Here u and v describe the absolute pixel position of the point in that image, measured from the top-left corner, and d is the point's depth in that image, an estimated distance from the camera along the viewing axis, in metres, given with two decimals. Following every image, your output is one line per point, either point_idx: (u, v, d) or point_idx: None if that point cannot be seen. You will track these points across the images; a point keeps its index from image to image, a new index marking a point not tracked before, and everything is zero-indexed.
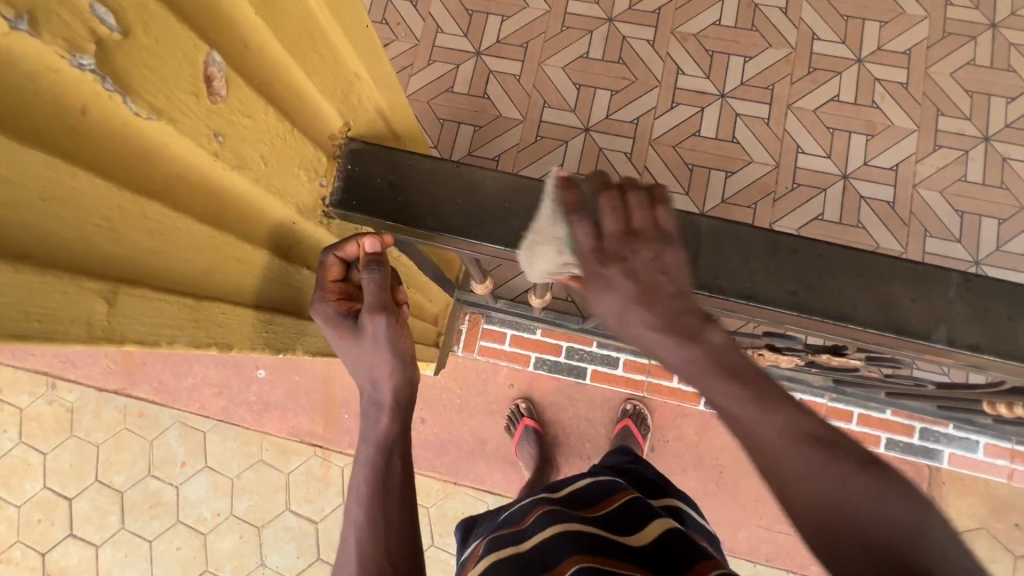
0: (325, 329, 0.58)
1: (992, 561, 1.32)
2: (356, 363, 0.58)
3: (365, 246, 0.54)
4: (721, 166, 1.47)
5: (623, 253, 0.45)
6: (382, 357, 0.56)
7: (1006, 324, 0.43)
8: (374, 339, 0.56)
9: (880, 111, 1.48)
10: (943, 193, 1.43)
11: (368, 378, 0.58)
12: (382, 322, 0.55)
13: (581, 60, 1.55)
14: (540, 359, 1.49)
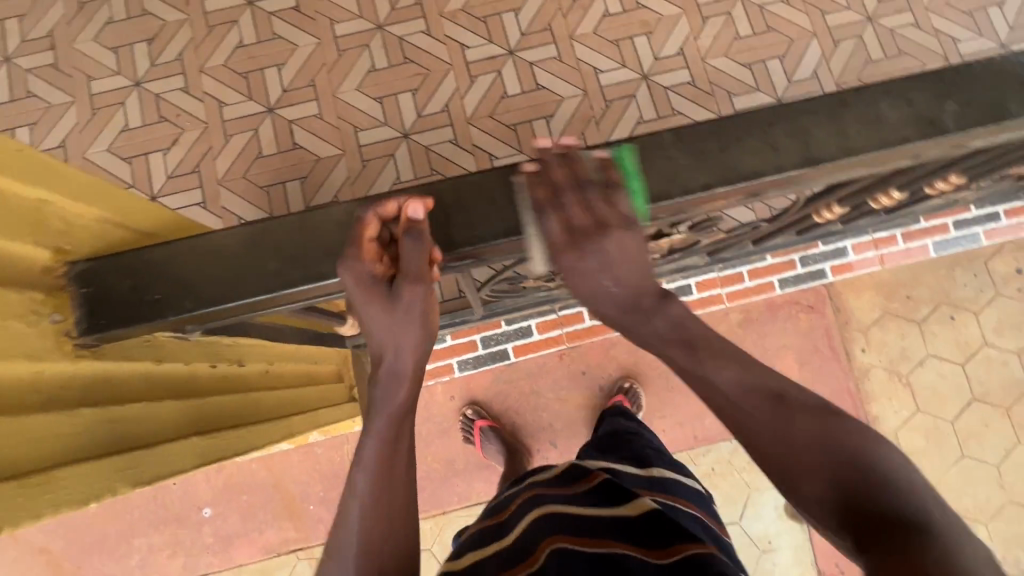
0: (354, 283, 0.55)
1: (903, 335, 1.51)
2: (382, 326, 0.57)
3: (410, 213, 0.54)
4: (539, 114, 1.52)
5: (585, 243, 0.54)
6: (413, 327, 0.58)
7: (720, 154, 0.54)
8: (412, 309, 0.56)
9: (647, 9, 1.59)
10: (729, 56, 1.57)
11: (390, 347, 0.58)
12: (422, 292, 0.56)
13: (371, 74, 1.56)
14: (462, 360, 1.50)
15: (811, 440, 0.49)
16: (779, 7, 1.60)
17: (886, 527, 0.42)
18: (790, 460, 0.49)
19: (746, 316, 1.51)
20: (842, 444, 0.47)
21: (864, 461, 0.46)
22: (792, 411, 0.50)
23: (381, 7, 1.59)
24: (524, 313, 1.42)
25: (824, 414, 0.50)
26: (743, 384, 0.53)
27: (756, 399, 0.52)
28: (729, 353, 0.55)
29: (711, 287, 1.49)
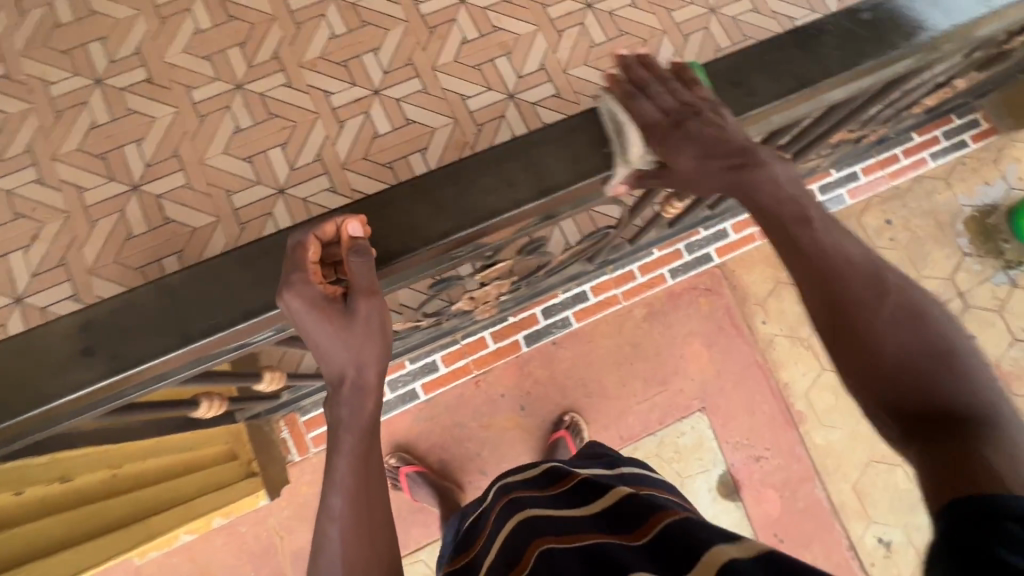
0: (301, 305, 0.57)
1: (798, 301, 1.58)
2: (339, 343, 0.57)
3: (351, 229, 0.59)
4: (414, 148, 1.53)
5: (686, 113, 0.63)
6: (372, 339, 0.58)
7: (460, 199, 0.66)
8: (366, 321, 0.58)
9: (503, 30, 1.63)
10: (588, 64, 1.62)
11: (353, 362, 0.57)
12: (377, 304, 0.58)
13: (236, 134, 1.53)
14: None
15: (902, 315, 0.50)
16: (626, 11, 1.67)
17: (944, 419, 0.45)
18: (878, 339, 0.49)
19: (650, 309, 1.55)
20: (927, 324, 0.49)
21: (948, 349, 0.48)
22: (871, 292, 0.51)
23: (239, 66, 1.58)
24: (427, 349, 1.41)
25: (915, 290, 0.51)
26: (840, 245, 0.53)
27: (848, 268, 0.52)
28: (823, 216, 0.56)
29: (606, 289, 1.53)
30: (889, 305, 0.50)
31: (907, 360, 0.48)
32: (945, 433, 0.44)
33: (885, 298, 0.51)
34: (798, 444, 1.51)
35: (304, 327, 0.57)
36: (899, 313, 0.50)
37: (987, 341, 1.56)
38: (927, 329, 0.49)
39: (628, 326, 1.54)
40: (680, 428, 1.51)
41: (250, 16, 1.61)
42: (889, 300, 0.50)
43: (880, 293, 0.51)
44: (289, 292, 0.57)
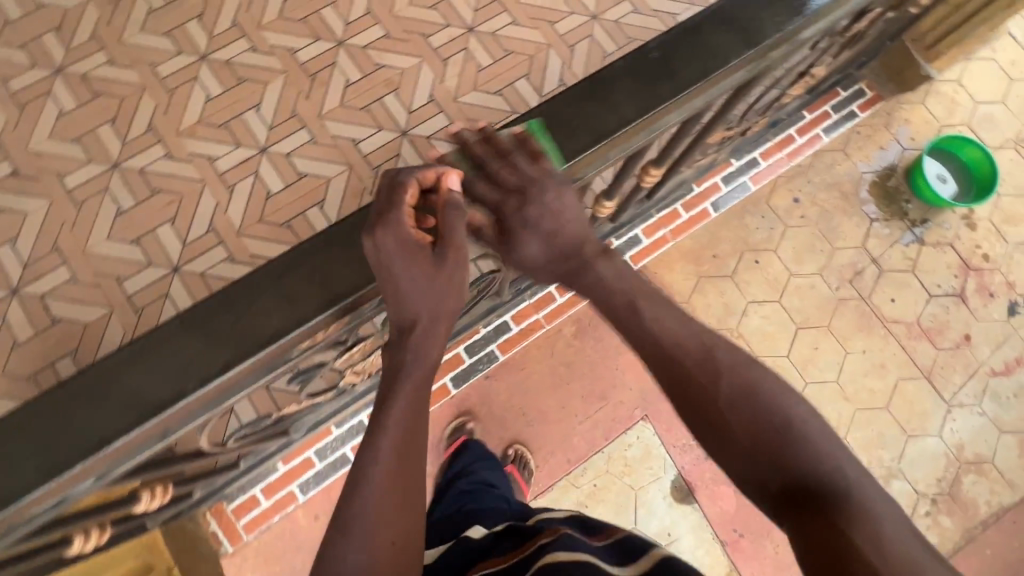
0: (391, 243, 0.64)
1: (721, 293, 1.59)
2: (419, 286, 0.65)
3: (453, 182, 0.67)
4: (311, 202, 1.49)
5: (533, 189, 0.71)
6: (452, 291, 0.67)
7: (241, 326, 0.65)
8: (451, 272, 0.66)
9: (386, 66, 1.60)
10: (478, 89, 1.60)
11: (431, 308, 0.66)
12: (462, 259, 0.66)
13: (119, 217, 1.44)
14: (304, 481, 1.31)
15: (742, 407, 0.63)
16: (509, 29, 1.66)
17: (799, 488, 0.59)
18: (730, 414, 0.63)
19: (578, 325, 1.54)
20: (761, 405, 0.63)
21: (787, 419, 0.62)
22: (722, 377, 0.65)
23: (112, 144, 1.49)
24: (352, 409, 1.31)
25: (747, 369, 0.65)
26: (683, 339, 0.68)
27: (701, 360, 0.66)
28: (669, 306, 0.71)
29: (528, 316, 1.51)
30: (737, 389, 0.64)
31: (760, 445, 0.61)
32: (800, 506, 0.58)
33: (733, 381, 0.65)
34: None
35: (388, 266, 0.64)
36: (743, 394, 0.64)
37: (905, 302, 1.60)
38: (770, 402, 0.63)
39: (559, 346, 1.52)
40: (626, 440, 1.50)
41: (118, 90, 1.53)
42: (733, 381, 0.65)
43: (729, 380, 0.65)
44: (383, 228, 0.64)
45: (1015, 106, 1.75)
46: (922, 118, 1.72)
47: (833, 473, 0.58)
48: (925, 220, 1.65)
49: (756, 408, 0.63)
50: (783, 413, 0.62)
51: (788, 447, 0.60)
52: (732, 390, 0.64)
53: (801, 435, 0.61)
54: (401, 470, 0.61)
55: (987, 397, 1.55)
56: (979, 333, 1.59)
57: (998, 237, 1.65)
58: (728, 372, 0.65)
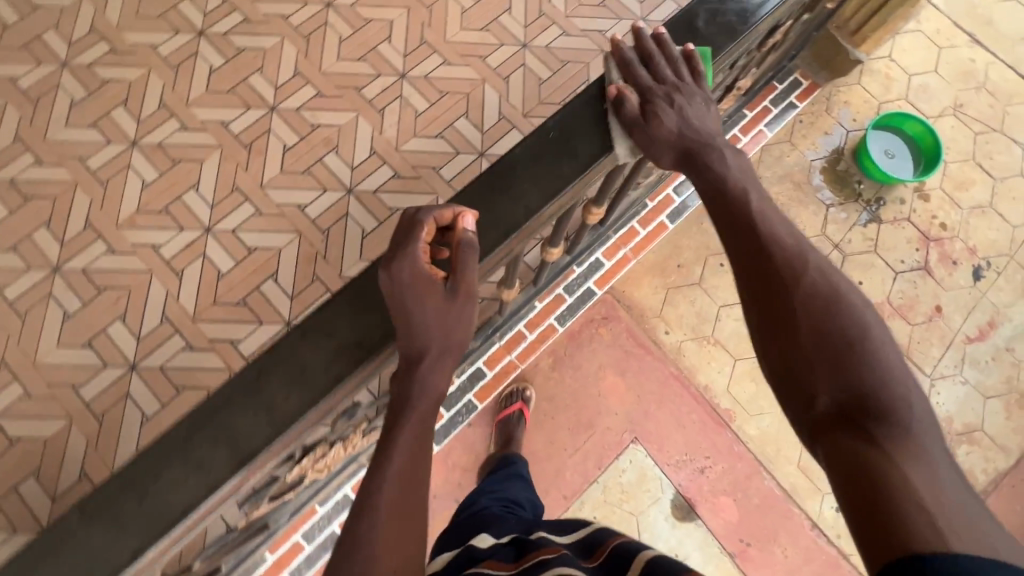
0: (406, 276, 0.67)
1: (692, 302, 1.59)
2: (430, 325, 0.67)
3: (466, 224, 0.70)
4: (264, 276, 1.45)
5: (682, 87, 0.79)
6: (461, 328, 0.69)
7: (152, 504, 0.63)
8: (461, 311, 0.69)
9: (323, 125, 1.57)
10: (418, 135, 1.58)
11: (442, 340, 0.68)
12: (471, 302, 0.69)
13: (66, 322, 1.39)
14: (295, 567, 1.26)
15: (827, 302, 0.61)
16: (441, 69, 1.64)
17: (866, 398, 0.56)
18: (817, 308, 0.61)
19: (554, 357, 1.53)
20: (840, 316, 0.60)
21: (861, 344, 0.59)
22: (816, 277, 0.63)
23: (50, 246, 1.45)
24: (333, 485, 1.27)
25: (833, 277, 0.64)
26: (779, 232, 0.67)
27: (797, 254, 0.65)
28: (767, 217, 0.69)
29: (500, 359, 1.50)
30: (833, 296, 0.62)
31: (823, 345, 0.59)
32: (843, 424, 0.55)
33: (835, 288, 0.63)
34: (735, 442, 1.50)
35: (402, 297, 0.67)
36: (836, 305, 0.61)
37: (873, 282, 1.61)
38: (869, 325, 0.60)
39: (538, 382, 1.51)
40: (620, 466, 1.47)
41: (49, 190, 1.49)
42: (830, 287, 0.62)
43: (830, 285, 0.63)
44: (398, 263, 0.67)
45: (949, 72, 1.78)
46: (860, 99, 1.74)
47: (910, 400, 0.55)
48: (880, 199, 1.66)
49: (850, 314, 0.60)
50: (874, 341, 0.60)
51: (871, 360, 0.58)
52: (825, 293, 0.62)
53: (889, 360, 0.58)
54: (402, 497, 0.61)
55: (967, 365, 1.56)
56: (950, 302, 1.60)
57: (952, 204, 1.66)
58: (835, 285, 0.63)
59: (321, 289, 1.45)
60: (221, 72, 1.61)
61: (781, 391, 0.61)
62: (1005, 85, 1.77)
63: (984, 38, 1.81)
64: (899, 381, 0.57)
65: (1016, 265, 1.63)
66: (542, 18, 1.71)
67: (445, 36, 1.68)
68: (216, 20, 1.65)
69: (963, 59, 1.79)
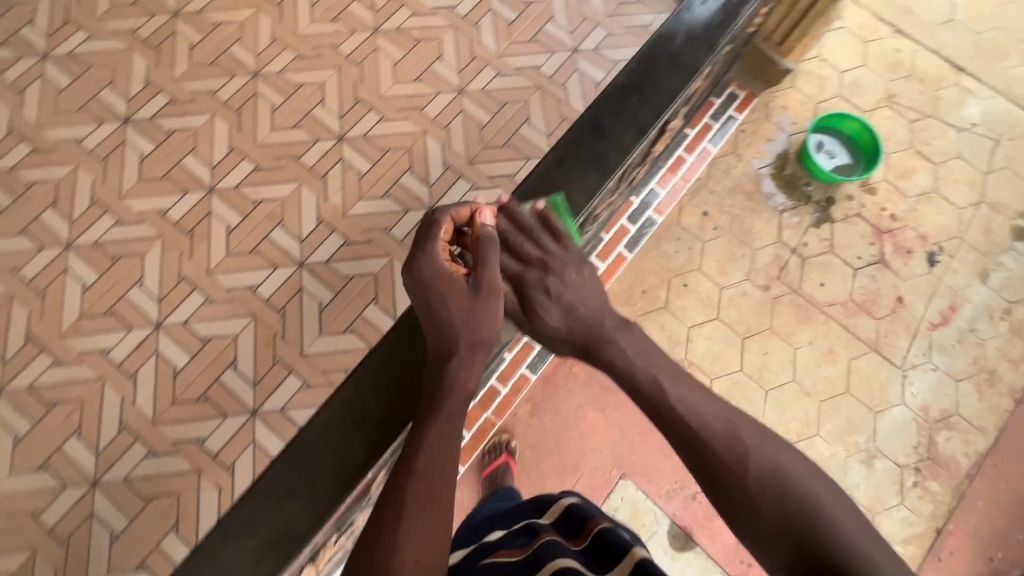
0: (433, 269, 0.94)
1: (662, 327, 1.58)
2: (454, 313, 0.92)
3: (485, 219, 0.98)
4: (223, 366, 1.40)
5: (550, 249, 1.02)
6: (483, 306, 0.92)
7: (249, 528, 0.90)
8: (480, 297, 0.93)
9: (265, 200, 1.53)
10: (364, 197, 1.55)
11: (467, 321, 0.91)
12: (489, 283, 0.93)
13: (17, 446, 1.33)
14: None
15: (769, 484, 0.74)
16: (379, 126, 1.62)
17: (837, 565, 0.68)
18: (767, 488, 0.74)
19: (533, 403, 1.51)
20: (792, 491, 0.74)
21: (813, 511, 0.72)
22: (757, 459, 0.76)
23: None
24: None
25: (769, 451, 0.77)
26: (708, 417, 0.81)
27: (734, 440, 0.78)
28: (695, 398, 0.83)
29: (477, 418, 1.47)
30: (771, 472, 0.75)
31: (785, 524, 0.72)
32: None
33: (769, 461, 0.76)
34: None
35: (433, 287, 0.93)
36: (777, 480, 0.75)
37: (834, 283, 1.62)
38: (808, 489, 0.74)
39: (519, 431, 1.49)
40: (612, 505, 1.46)
41: None
42: (764, 463, 0.76)
43: (765, 462, 0.76)
44: (424, 262, 0.94)
45: (877, 65, 1.81)
46: (797, 101, 1.76)
47: (867, 553, 0.69)
48: (829, 198, 1.68)
49: (793, 487, 0.74)
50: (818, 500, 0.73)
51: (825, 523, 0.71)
52: (765, 471, 0.76)
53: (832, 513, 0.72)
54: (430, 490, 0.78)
55: (935, 351, 1.58)
56: (910, 292, 1.63)
57: (898, 195, 1.70)
58: (768, 459, 0.76)
59: (284, 371, 1.40)
60: (152, 158, 1.55)
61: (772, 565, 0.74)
62: (931, 70, 1.82)
63: (906, 27, 1.86)
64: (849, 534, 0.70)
65: (968, 246, 1.67)
66: (474, 61, 1.70)
67: (379, 91, 1.65)
68: (141, 105, 1.60)
69: (889, 50, 1.83)
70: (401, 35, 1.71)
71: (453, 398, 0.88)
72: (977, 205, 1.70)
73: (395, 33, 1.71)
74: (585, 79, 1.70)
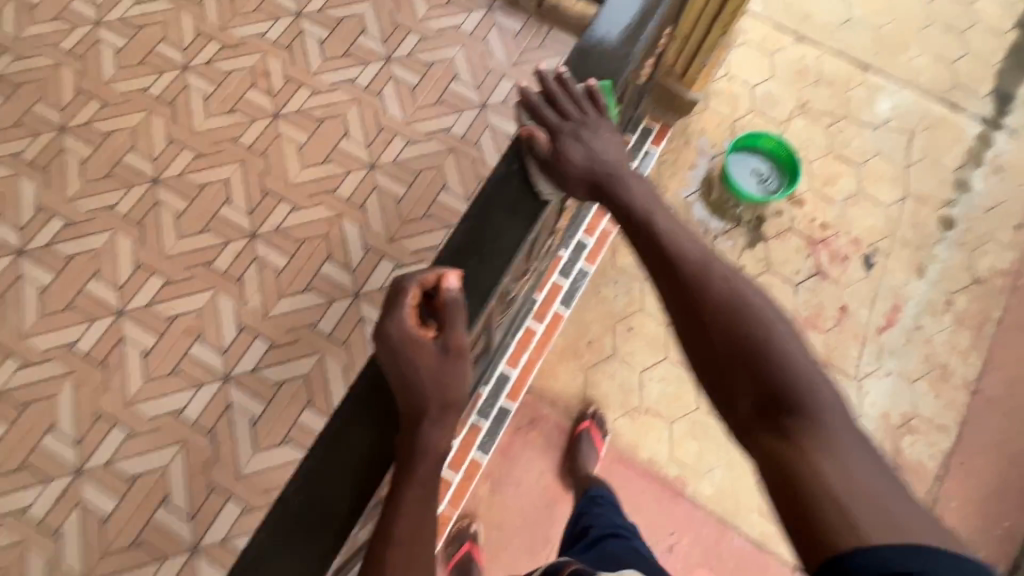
0: (397, 336, 0.71)
1: (613, 376, 1.54)
2: (425, 379, 0.71)
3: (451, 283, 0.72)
4: (154, 503, 1.31)
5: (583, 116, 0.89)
6: (453, 378, 0.73)
7: None
8: (450, 367, 0.73)
9: (179, 314, 1.45)
10: (285, 294, 1.48)
11: (439, 389, 0.71)
12: (459, 350, 0.74)
13: None
14: None
15: (729, 311, 0.67)
16: (291, 216, 1.55)
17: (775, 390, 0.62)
18: (721, 302, 0.68)
19: (492, 480, 1.46)
20: (748, 317, 0.66)
21: (765, 340, 0.65)
22: (717, 279, 0.71)
23: None
24: None
25: (736, 281, 0.70)
26: (673, 239, 0.77)
27: (695, 264, 0.73)
28: (672, 236, 0.78)
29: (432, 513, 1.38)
30: (729, 293, 0.69)
31: (734, 343, 0.65)
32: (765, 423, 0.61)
33: (731, 287, 0.70)
34: (694, 509, 1.45)
35: (397, 355, 0.71)
36: (741, 304, 0.68)
37: (777, 302, 1.61)
38: (766, 322, 0.66)
39: (481, 513, 1.43)
40: None
41: None
42: (728, 288, 0.70)
43: (728, 288, 0.70)
44: (386, 330, 0.72)
45: (786, 75, 1.82)
46: (714, 123, 1.75)
47: (817, 390, 0.61)
48: (759, 217, 1.67)
49: (752, 306, 0.67)
50: (774, 334, 0.65)
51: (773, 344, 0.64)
52: (726, 291, 0.69)
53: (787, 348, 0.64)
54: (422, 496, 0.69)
55: (886, 356, 1.57)
56: (853, 299, 1.62)
57: (825, 202, 1.69)
58: (731, 287, 0.69)
59: (220, 497, 1.32)
60: (52, 289, 1.47)
61: (715, 395, 0.66)
62: (838, 72, 1.83)
63: (807, 33, 1.87)
64: (802, 369, 0.63)
65: (900, 243, 1.67)
66: (383, 132, 1.65)
67: (288, 179, 1.59)
68: (36, 232, 1.52)
69: (794, 58, 1.84)
70: (303, 117, 1.66)
71: (424, 462, 0.70)
72: (903, 200, 1.70)
73: (297, 117, 1.66)
74: (498, 133, 1.66)
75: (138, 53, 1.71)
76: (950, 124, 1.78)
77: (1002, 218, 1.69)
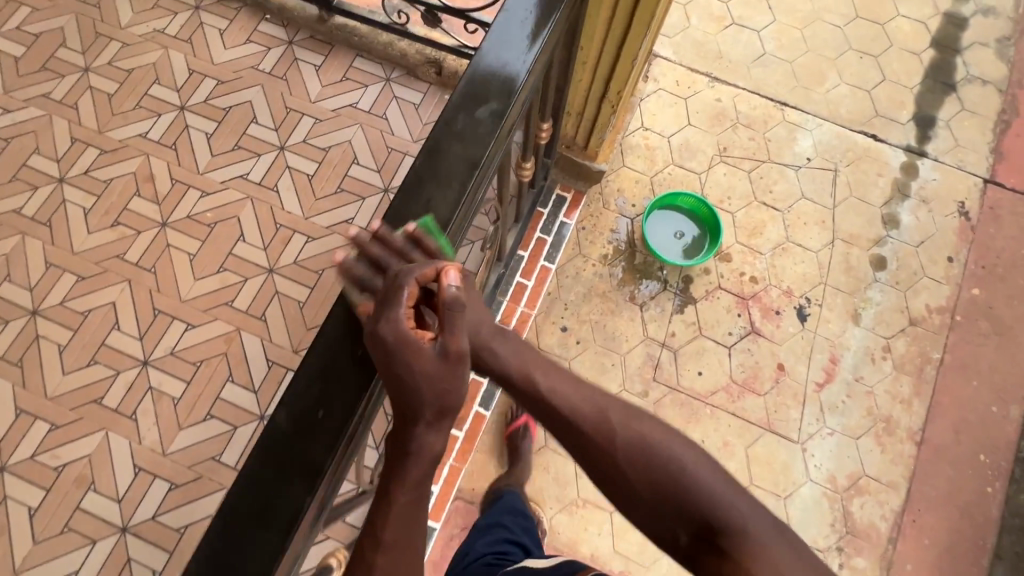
0: (390, 334, 0.60)
1: (547, 468, 1.46)
2: (419, 382, 0.61)
3: (452, 278, 0.63)
4: None
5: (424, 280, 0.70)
6: (447, 384, 0.62)
7: None
8: (447, 370, 0.62)
9: (67, 462, 1.34)
10: (183, 425, 1.38)
11: (435, 395, 0.61)
12: (456, 352, 0.62)
13: None
14: None
15: (635, 455, 0.66)
16: (186, 336, 1.44)
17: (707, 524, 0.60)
18: (628, 452, 0.66)
19: None
20: (659, 465, 0.64)
21: (678, 470, 0.64)
22: (618, 421, 0.69)
23: None
24: None
25: (636, 424, 0.68)
26: (567, 387, 0.73)
27: (596, 407, 0.71)
28: (565, 383, 0.74)
29: None
30: (631, 436, 0.67)
31: (653, 488, 0.64)
32: (708, 548, 0.58)
33: (634, 422, 0.68)
34: None
35: (388, 356, 0.60)
36: (646, 439, 0.67)
37: (711, 368, 1.54)
38: (673, 452, 0.65)
39: None
40: None
41: None
42: (627, 431, 0.68)
43: (629, 430, 0.68)
44: (377, 326, 0.61)
45: (701, 120, 1.75)
46: (631, 181, 1.68)
47: (742, 503, 0.60)
48: (685, 278, 1.60)
49: (659, 438, 0.67)
50: (680, 459, 0.65)
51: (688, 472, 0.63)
52: (630, 435, 0.67)
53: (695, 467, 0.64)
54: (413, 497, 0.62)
55: (828, 414, 1.51)
56: (789, 355, 1.55)
57: (753, 254, 1.63)
58: (631, 429, 0.68)
59: None
60: None
61: (651, 533, 0.65)
62: (754, 112, 1.76)
63: (721, 73, 1.81)
64: (718, 483, 0.62)
65: (833, 290, 1.61)
66: (281, 231, 1.55)
67: (179, 295, 1.48)
68: None
69: (710, 101, 1.77)
70: (193, 223, 1.55)
71: (417, 463, 0.63)
72: (832, 243, 1.64)
73: (185, 223, 1.55)
74: None
75: (9, 169, 1.59)
76: (873, 156, 1.73)
77: (933, 251, 1.64)
